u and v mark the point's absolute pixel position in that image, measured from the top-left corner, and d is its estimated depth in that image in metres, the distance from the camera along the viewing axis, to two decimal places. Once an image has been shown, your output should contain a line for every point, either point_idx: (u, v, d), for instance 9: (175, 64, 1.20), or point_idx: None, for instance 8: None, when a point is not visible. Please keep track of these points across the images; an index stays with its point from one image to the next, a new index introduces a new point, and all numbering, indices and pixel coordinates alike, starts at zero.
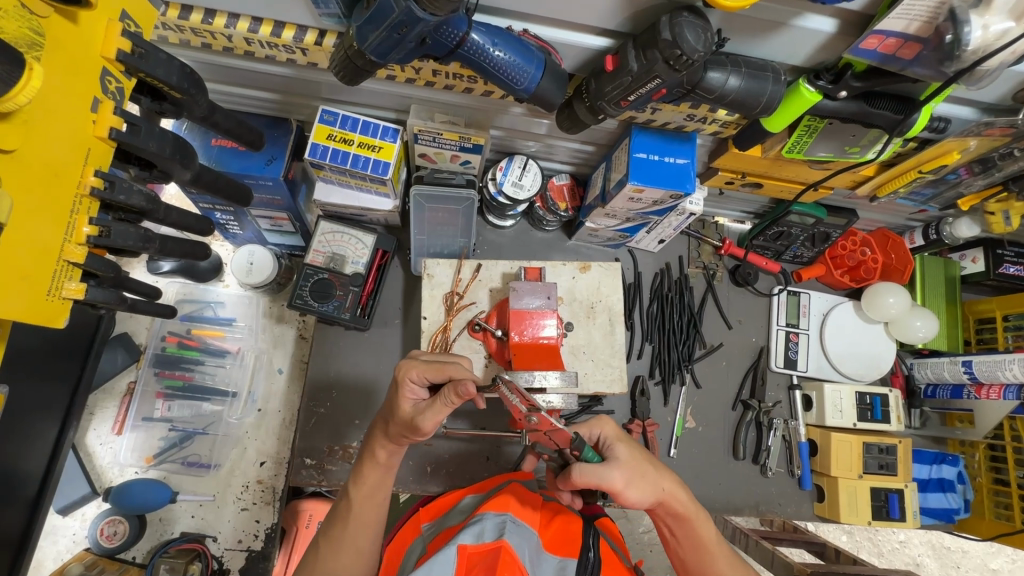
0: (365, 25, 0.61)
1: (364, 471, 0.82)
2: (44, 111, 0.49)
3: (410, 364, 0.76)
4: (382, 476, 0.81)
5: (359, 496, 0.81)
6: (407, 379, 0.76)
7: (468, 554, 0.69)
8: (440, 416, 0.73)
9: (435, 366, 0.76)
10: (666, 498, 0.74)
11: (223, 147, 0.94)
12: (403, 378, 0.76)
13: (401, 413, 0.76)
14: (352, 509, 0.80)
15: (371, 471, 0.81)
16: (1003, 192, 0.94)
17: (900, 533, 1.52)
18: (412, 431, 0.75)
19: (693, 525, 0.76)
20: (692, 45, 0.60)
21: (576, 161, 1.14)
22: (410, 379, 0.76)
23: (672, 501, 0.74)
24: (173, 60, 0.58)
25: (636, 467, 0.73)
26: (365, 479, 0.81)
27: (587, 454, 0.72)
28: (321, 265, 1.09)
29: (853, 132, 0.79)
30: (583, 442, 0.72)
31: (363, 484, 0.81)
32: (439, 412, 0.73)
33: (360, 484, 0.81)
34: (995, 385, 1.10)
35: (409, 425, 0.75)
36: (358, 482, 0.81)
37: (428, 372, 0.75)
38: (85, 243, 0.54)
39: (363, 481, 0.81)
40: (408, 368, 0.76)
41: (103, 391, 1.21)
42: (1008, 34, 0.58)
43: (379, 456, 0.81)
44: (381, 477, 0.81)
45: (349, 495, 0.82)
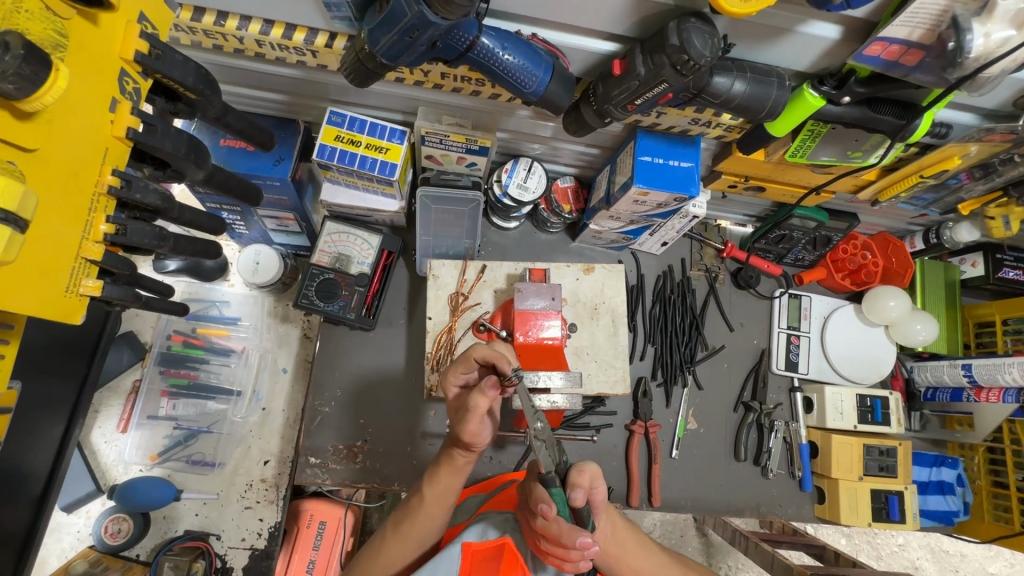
0: (377, 28, 0.62)
1: (439, 470, 0.79)
2: (66, 111, 0.50)
3: (447, 368, 0.78)
4: (453, 475, 0.78)
5: (430, 498, 0.78)
6: (450, 378, 0.78)
7: (472, 550, 0.71)
8: (479, 422, 0.72)
9: (464, 361, 0.76)
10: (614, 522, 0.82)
11: (232, 147, 0.95)
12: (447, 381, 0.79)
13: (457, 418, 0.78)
14: (423, 509, 0.78)
15: (448, 475, 0.78)
16: (1003, 198, 0.95)
17: (899, 536, 1.52)
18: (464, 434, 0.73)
19: (640, 539, 0.84)
20: (699, 51, 0.61)
21: (580, 164, 1.15)
22: (456, 380, 0.78)
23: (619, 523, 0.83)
24: (189, 61, 0.59)
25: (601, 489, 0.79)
26: (439, 479, 0.79)
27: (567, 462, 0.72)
28: (327, 265, 1.11)
29: (856, 136, 0.80)
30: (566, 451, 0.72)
31: (437, 483, 0.78)
32: (470, 421, 0.72)
33: (433, 484, 0.79)
34: (995, 389, 1.11)
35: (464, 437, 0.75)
36: (431, 482, 0.79)
37: (461, 368, 0.77)
38: (102, 240, 0.55)
39: (437, 481, 0.79)
40: (448, 372, 0.78)
41: (108, 389, 1.22)
42: (1010, 42, 0.58)
43: (455, 458, 0.78)
44: (455, 474, 0.78)
45: (422, 492, 0.79)
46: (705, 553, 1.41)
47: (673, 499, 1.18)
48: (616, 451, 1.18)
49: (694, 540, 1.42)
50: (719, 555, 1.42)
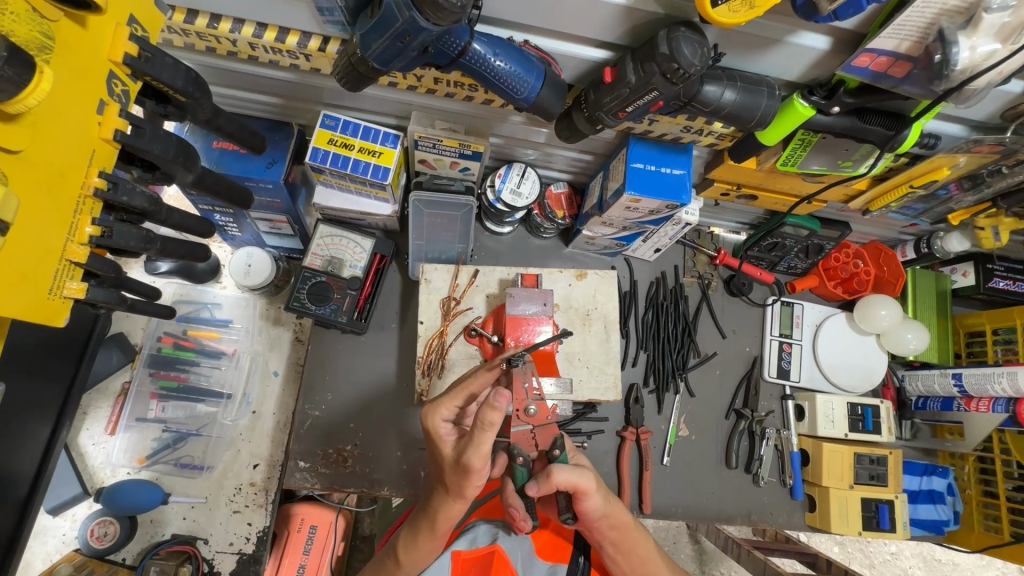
0: (369, 33, 0.63)
1: (416, 536, 0.75)
2: (51, 113, 0.50)
3: (434, 399, 0.74)
4: (431, 537, 0.75)
5: (409, 561, 0.76)
6: (438, 410, 0.74)
7: (463, 558, 0.77)
8: (489, 442, 0.66)
9: (459, 390, 0.74)
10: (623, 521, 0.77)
11: (224, 149, 0.95)
12: (433, 415, 0.74)
13: (449, 448, 0.73)
14: (401, 572, 0.76)
15: (424, 541, 0.75)
16: (992, 208, 0.96)
17: (891, 545, 1.52)
18: (467, 475, 0.68)
19: (645, 553, 0.79)
20: (689, 60, 0.61)
21: (574, 170, 1.15)
22: (442, 413, 0.74)
23: (629, 525, 0.78)
24: (179, 64, 0.59)
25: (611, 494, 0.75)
26: (419, 547, 0.75)
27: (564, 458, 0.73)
28: (320, 268, 1.10)
29: (846, 147, 0.81)
30: (565, 448, 0.73)
31: (414, 549, 0.75)
32: (483, 438, 0.65)
33: (409, 550, 0.76)
34: (985, 398, 1.11)
35: (463, 467, 0.68)
36: (408, 549, 0.76)
37: (455, 397, 0.74)
38: (87, 242, 0.55)
39: (413, 545, 0.75)
40: (435, 405, 0.74)
41: (97, 390, 1.21)
42: (996, 55, 0.58)
43: (437, 513, 0.74)
44: (436, 534, 0.74)
45: (398, 559, 0.77)
46: (697, 561, 1.41)
47: (664, 506, 1.18)
48: (607, 457, 1.17)
49: (686, 548, 1.42)
50: (711, 562, 1.41)
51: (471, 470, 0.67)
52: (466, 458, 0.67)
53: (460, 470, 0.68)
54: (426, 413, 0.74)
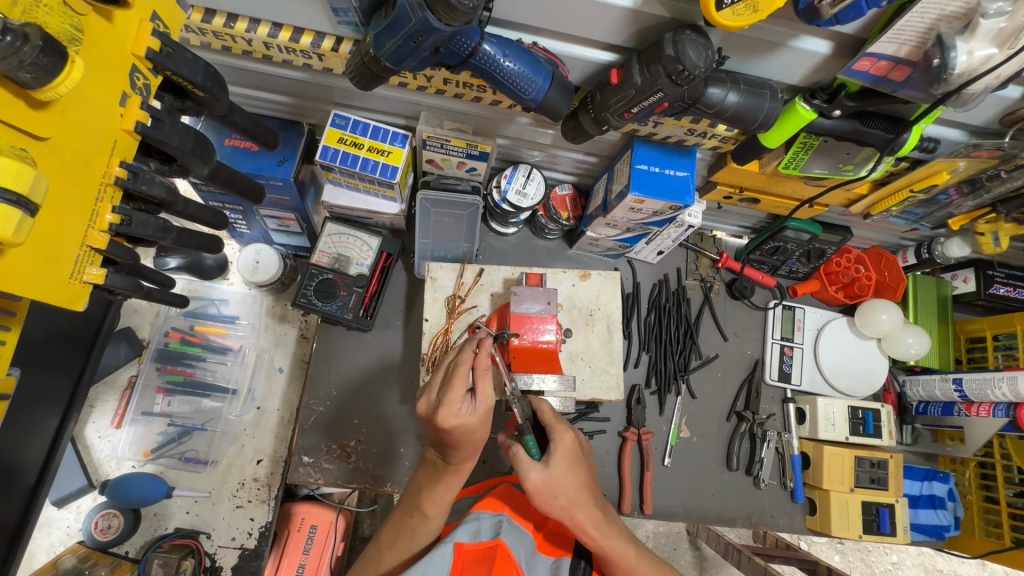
0: (382, 33, 0.64)
1: (439, 486, 0.82)
2: (78, 103, 0.51)
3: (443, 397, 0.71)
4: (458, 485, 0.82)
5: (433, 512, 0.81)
6: (451, 404, 0.72)
7: (464, 551, 0.74)
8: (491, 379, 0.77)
9: (459, 374, 0.73)
10: (578, 499, 0.78)
11: (236, 147, 0.97)
12: (449, 410, 0.72)
13: (474, 426, 0.74)
14: (427, 521, 0.81)
15: (448, 489, 0.81)
16: (992, 213, 0.97)
17: (893, 554, 1.52)
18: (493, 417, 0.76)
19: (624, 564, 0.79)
20: (693, 62, 0.63)
21: (578, 172, 1.17)
22: (456, 404, 0.72)
23: (586, 506, 0.79)
24: (198, 59, 0.61)
25: (559, 481, 0.77)
26: (441, 496, 0.81)
27: (531, 447, 0.80)
28: (327, 265, 1.12)
29: (847, 150, 0.83)
30: (529, 435, 0.80)
31: (438, 497, 0.81)
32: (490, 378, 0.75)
33: (433, 500, 0.81)
34: (986, 403, 1.12)
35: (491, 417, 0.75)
36: (433, 498, 0.81)
37: (460, 382, 0.73)
38: (107, 230, 0.56)
39: (439, 495, 0.81)
40: (445, 400, 0.71)
41: (104, 383, 1.22)
42: (993, 59, 0.60)
43: (463, 465, 0.81)
44: (458, 481, 0.82)
45: (423, 509, 0.82)
46: (697, 567, 1.41)
47: (665, 508, 1.18)
48: (609, 458, 1.18)
49: (685, 553, 1.42)
50: (711, 568, 1.41)
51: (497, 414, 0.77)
52: (485, 404, 0.75)
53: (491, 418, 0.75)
54: (445, 413, 0.71)
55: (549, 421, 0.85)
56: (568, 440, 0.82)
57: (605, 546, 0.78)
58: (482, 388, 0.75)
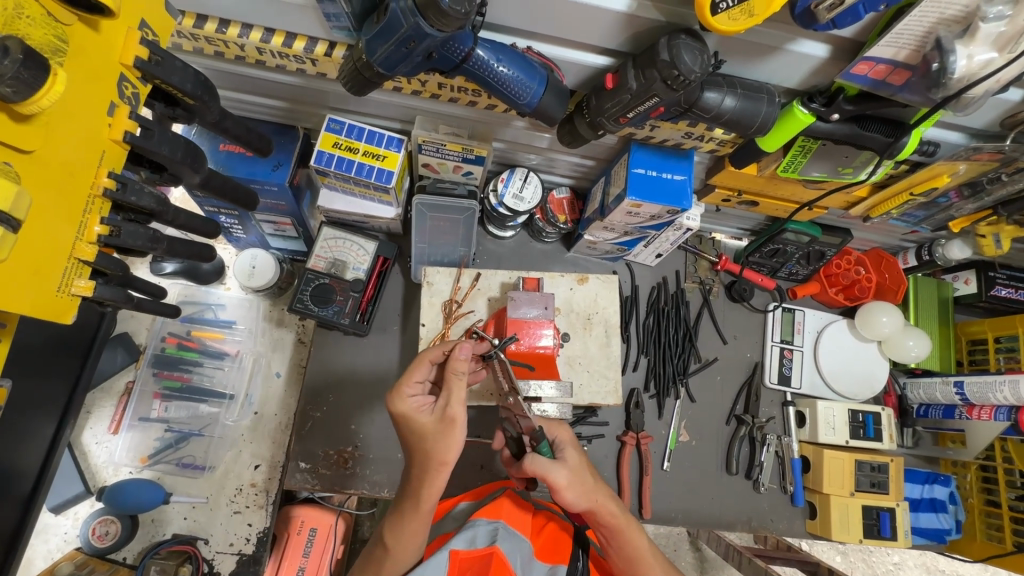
0: (374, 39, 0.63)
1: (402, 512, 0.79)
2: (62, 114, 0.51)
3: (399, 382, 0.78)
4: (417, 515, 0.77)
5: (395, 545, 0.78)
6: (405, 392, 0.78)
7: (460, 558, 0.74)
8: (461, 393, 0.77)
9: (418, 366, 0.79)
10: (597, 483, 0.82)
11: (231, 152, 0.96)
12: (400, 396, 0.78)
13: (422, 423, 0.76)
14: (389, 555, 0.78)
15: (409, 515, 0.78)
16: (993, 216, 0.96)
17: (894, 555, 1.51)
18: (451, 430, 0.76)
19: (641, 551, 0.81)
20: (688, 67, 0.62)
21: (575, 175, 1.16)
22: (410, 393, 0.78)
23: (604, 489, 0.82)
24: (189, 67, 0.60)
25: (580, 471, 0.80)
26: (405, 527, 0.78)
27: (546, 447, 0.81)
28: (323, 270, 1.11)
29: (846, 153, 0.82)
30: (546, 440, 0.81)
31: (400, 525, 0.78)
32: (454, 386, 0.77)
33: (395, 532, 0.78)
34: (987, 406, 1.12)
35: (446, 426, 0.76)
36: (395, 530, 0.78)
37: (418, 374, 0.79)
38: (95, 241, 0.56)
39: (403, 525, 0.78)
40: (401, 387, 0.78)
41: (101, 389, 1.21)
42: (992, 63, 0.59)
43: (420, 489, 0.77)
44: (416, 509, 0.77)
45: (385, 539, 0.79)
46: (697, 569, 1.40)
47: (664, 513, 1.18)
48: (607, 461, 1.17)
49: (686, 555, 1.41)
50: (712, 570, 1.40)
51: (455, 426, 0.76)
52: (444, 412, 0.77)
53: (445, 425, 0.76)
54: (393, 397, 0.78)
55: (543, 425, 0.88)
56: (565, 432, 0.86)
57: (626, 524, 0.82)
58: (451, 393, 0.77)
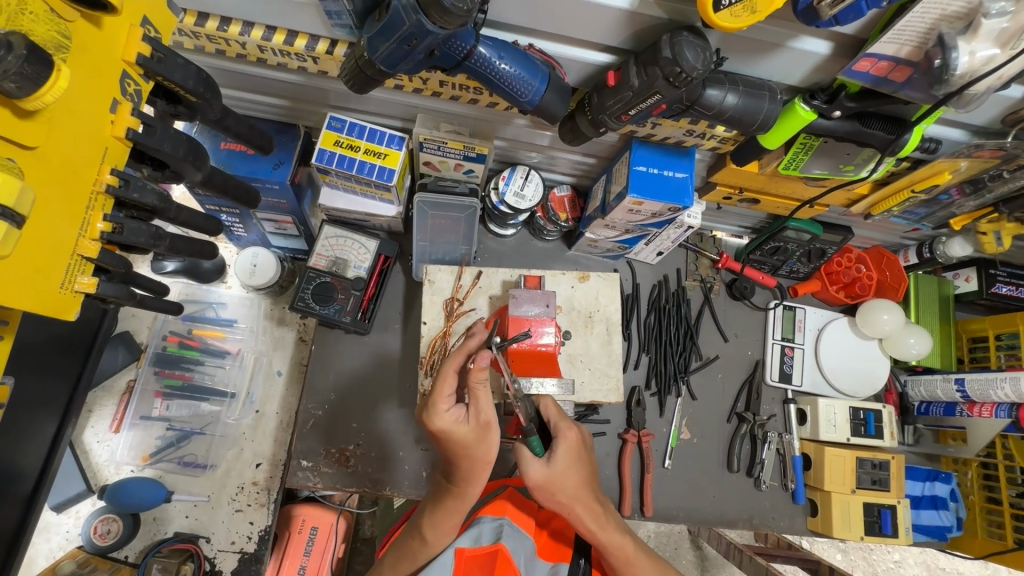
0: (376, 36, 0.63)
1: (442, 509, 0.79)
2: (65, 111, 0.51)
3: (432, 397, 0.74)
4: (457, 510, 0.79)
5: (432, 536, 0.79)
6: (440, 407, 0.74)
7: (466, 556, 0.73)
8: (487, 397, 0.76)
9: (446, 381, 0.74)
10: (577, 495, 0.79)
11: (232, 150, 0.96)
12: (436, 413, 0.74)
13: (463, 436, 0.74)
14: (427, 547, 0.79)
15: (450, 514, 0.79)
16: (994, 213, 0.96)
17: (895, 553, 1.51)
18: (489, 433, 0.75)
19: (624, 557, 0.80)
20: (691, 64, 0.62)
21: (576, 173, 1.16)
22: (444, 408, 0.74)
23: (585, 501, 0.80)
24: (190, 65, 0.60)
25: (558, 478, 0.77)
26: (443, 521, 0.79)
27: (536, 446, 0.78)
28: (324, 268, 1.12)
29: (847, 151, 0.82)
30: (535, 435, 0.77)
31: (440, 521, 0.79)
32: (479, 396, 0.75)
33: (432, 524, 0.79)
34: (988, 403, 1.11)
35: (482, 432, 0.75)
36: (432, 524, 0.80)
37: (449, 387, 0.75)
38: (98, 238, 0.56)
39: (441, 518, 0.79)
40: (434, 402, 0.74)
41: (102, 388, 1.21)
42: (995, 60, 0.59)
43: (465, 489, 0.78)
44: (461, 507, 0.79)
45: (423, 533, 0.80)
46: (698, 567, 1.40)
47: (666, 510, 1.18)
48: (609, 459, 1.17)
49: (687, 553, 1.41)
50: (713, 568, 1.41)
51: (492, 430, 0.75)
52: (480, 417, 0.75)
53: (483, 430, 0.75)
54: (430, 413, 0.74)
55: (553, 419, 0.83)
56: (571, 437, 0.80)
57: (602, 539, 0.79)
58: (477, 400, 0.75)
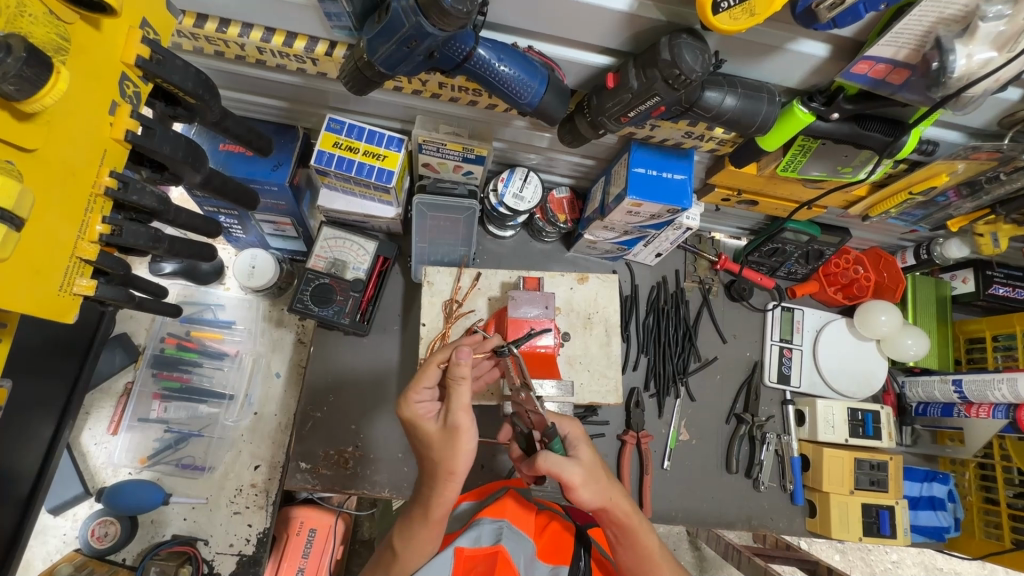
0: (375, 39, 0.63)
1: (413, 524, 0.79)
2: (64, 113, 0.51)
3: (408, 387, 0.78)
4: (426, 524, 0.77)
5: (406, 551, 0.77)
6: (413, 398, 0.78)
7: (465, 556, 0.74)
8: (462, 397, 0.75)
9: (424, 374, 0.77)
10: (611, 491, 0.78)
11: (230, 151, 0.96)
12: (409, 401, 0.78)
13: (429, 431, 0.77)
14: (398, 561, 0.78)
15: (416, 525, 0.78)
16: (991, 215, 0.97)
17: (893, 553, 1.51)
18: (455, 437, 0.75)
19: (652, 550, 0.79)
20: (690, 66, 0.62)
21: (576, 174, 1.16)
22: (417, 399, 0.78)
23: (620, 496, 0.79)
24: (190, 66, 0.60)
25: (595, 472, 0.77)
26: (415, 535, 0.78)
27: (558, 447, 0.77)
28: (323, 270, 1.11)
29: (845, 152, 0.82)
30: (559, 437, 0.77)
31: (412, 536, 0.78)
32: (459, 396, 0.74)
33: (406, 538, 0.78)
34: (985, 404, 1.12)
35: (449, 436, 0.75)
36: (405, 536, 0.79)
37: (426, 381, 0.76)
38: (97, 241, 0.56)
39: (413, 532, 0.78)
40: (408, 394, 0.78)
41: (99, 390, 1.21)
42: (992, 63, 0.59)
43: (434, 503, 0.77)
44: (429, 523, 0.77)
45: (395, 547, 0.79)
46: (697, 568, 1.40)
47: (665, 512, 1.18)
48: (608, 461, 1.17)
49: (686, 554, 1.41)
50: (711, 569, 1.41)
51: (459, 434, 0.74)
52: (449, 420, 0.75)
53: (448, 434, 0.75)
54: (402, 402, 0.78)
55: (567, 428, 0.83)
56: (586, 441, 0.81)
57: (636, 531, 0.79)
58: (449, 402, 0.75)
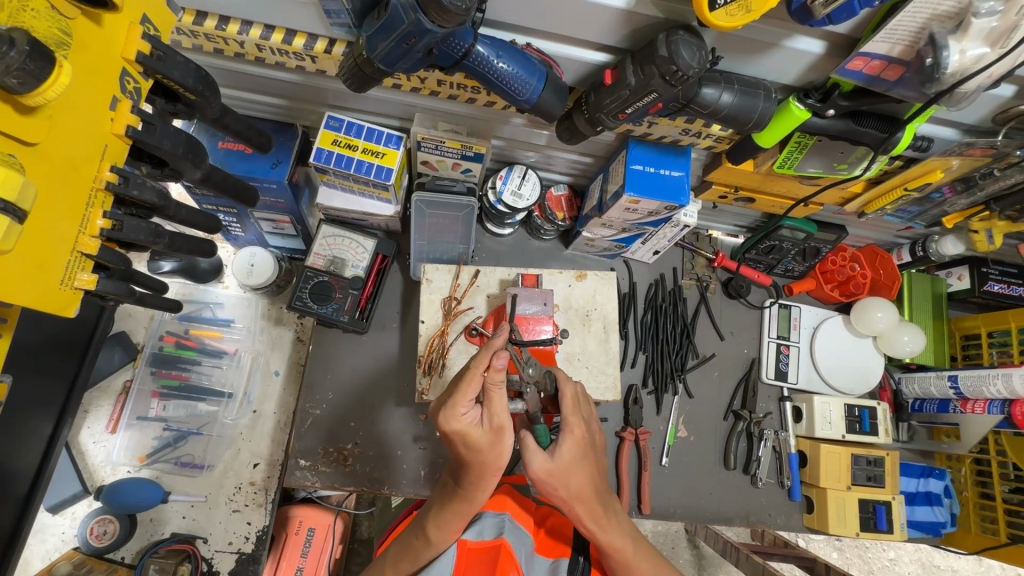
0: (374, 36, 0.64)
1: (448, 511, 0.76)
2: (66, 107, 0.51)
3: (450, 399, 0.70)
4: (465, 513, 0.75)
5: (436, 533, 0.76)
6: (456, 408, 0.70)
7: (469, 549, 0.74)
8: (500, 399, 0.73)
9: (468, 381, 0.70)
10: (578, 494, 0.74)
11: (229, 150, 0.96)
12: (453, 415, 0.70)
13: (477, 440, 0.71)
14: (431, 548, 0.76)
15: (456, 518, 0.75)
16: (986, 211, 0.98)
17: (890, 551, 1.52)
18: (501, 439, 0.72)
19: (628, 555, 0.76)
20: (687, 62, 0.62)
21: (574, 172, 1.17)
22: (461, 411, 0.70)
23: (586, 500, 0.75)
24: (190, 63, 0.61)
25: (563, 474, 0.73)
26: (446, 522, 0.75)
27: (541, 436, 0.76)
28: (322, 267, 1.12)
29: (841, 149, 0.83)
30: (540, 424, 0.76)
31: (445, 522, 0.76)
32: (497, 400, 0.72)
33: (438, 525, 0.76)
34: (981, 400, 1.12)
35: (496, 438, 0.72)
36: (438, 523, 0.76)
37: (472, 392, 0.70)
38: (97, 235, 0.56)
39: (443, 520, 0.76)
40: (453, 405, 0.69)
41: (99, 388, 1.21)
42: (984, 59, 0.60)
43: (474, 493, 0.75)
44: (467, 509, 0.75)
45: (427, 533, 0.77)
46: (696, 566, 1.41)
47: (664, 508, 1.18)
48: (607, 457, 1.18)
49: (684, 552, 1.42)
50: (710, 567, 1.42)
51: (507, 434, 0.72)
52: (493, 421, 0.72)
53: (497, 438, 0.72)
54: (447, 415, 0.70)
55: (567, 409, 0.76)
56: (578, 431, 0.75)
57: (601, 539, 0.75)
58: (492, 403, 0.72)
